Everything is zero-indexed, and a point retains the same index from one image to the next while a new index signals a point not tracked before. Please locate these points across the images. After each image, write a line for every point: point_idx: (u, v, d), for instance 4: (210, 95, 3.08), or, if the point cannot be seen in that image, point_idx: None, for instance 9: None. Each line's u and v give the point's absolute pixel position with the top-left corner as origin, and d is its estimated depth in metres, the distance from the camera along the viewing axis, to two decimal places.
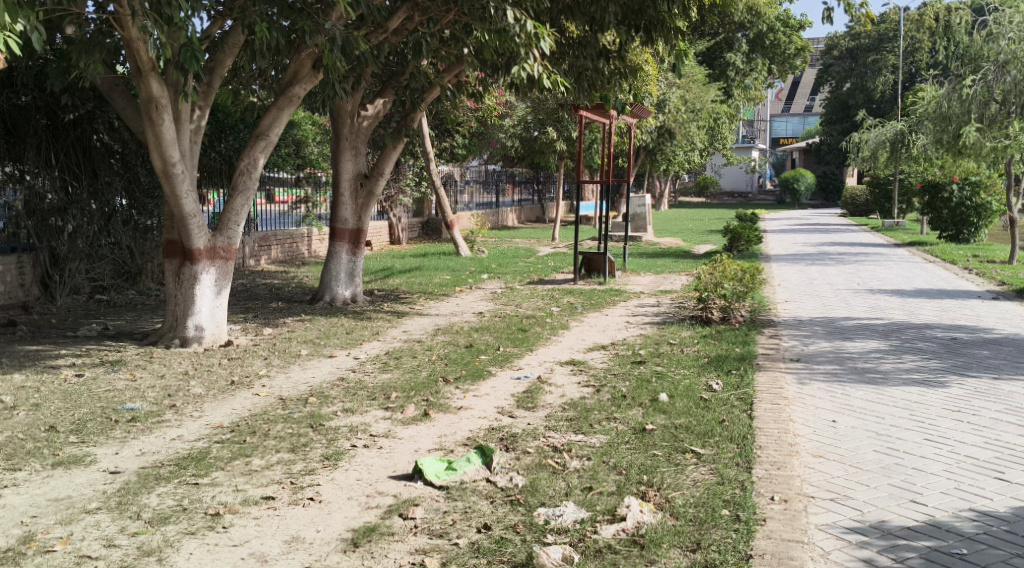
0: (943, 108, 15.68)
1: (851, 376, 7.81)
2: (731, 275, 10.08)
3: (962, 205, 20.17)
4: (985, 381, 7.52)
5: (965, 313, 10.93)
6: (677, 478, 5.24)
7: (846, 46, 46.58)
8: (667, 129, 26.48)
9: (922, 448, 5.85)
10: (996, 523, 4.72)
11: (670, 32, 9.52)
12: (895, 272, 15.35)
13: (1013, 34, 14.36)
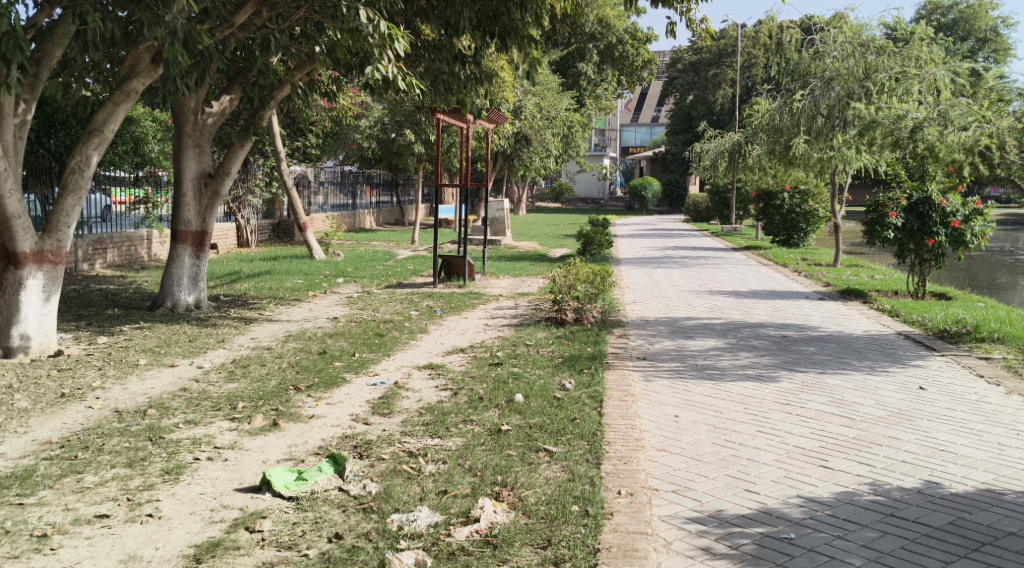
0: (777, 121, 16.77)
1: (692, 373, 8.19)
2: (584, 278, 10.26)
3: (792, 212, 21.47)
4: (812, 376, 8.05)
5: (796, 312, 11.64)
6: (530, 477, 5.32)
7: (689, 60, 48.67)
8: (523, 135, 26.88)
9: (756, 440, 6.19)
10: (820, 508, 5.06)
11: (524, 40, 9.56)
12: (734, 274, 16.18)
13: (836, 53, 15.50)
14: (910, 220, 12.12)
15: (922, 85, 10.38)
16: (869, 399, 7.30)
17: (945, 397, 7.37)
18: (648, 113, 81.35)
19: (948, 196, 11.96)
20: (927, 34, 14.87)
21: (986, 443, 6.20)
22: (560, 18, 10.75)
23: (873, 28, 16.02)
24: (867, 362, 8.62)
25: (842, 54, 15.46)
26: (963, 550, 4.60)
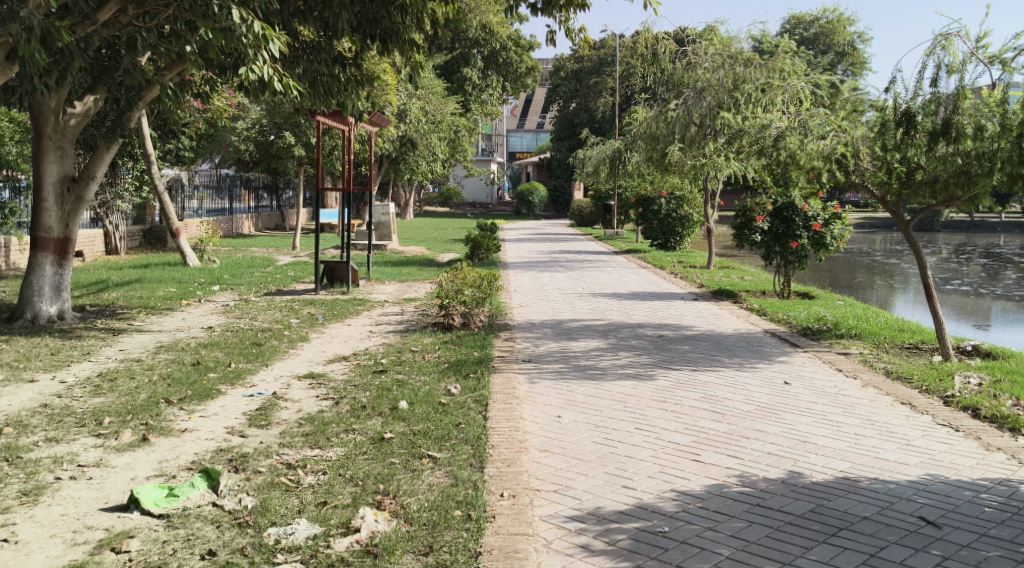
0: (652, 129, 17.26)
1: (574, 373, 8.34)
2: (470, 282, 10.31)
3: (669, 216, 22.19)
4: (688, 373, 8.33)
5: (673, 313, 12.03)
6: (413, 483, 5.31)
7: (571, 68, 49.55)
8: (408, 139, 26.78)
9: (634, 437, 6.36)
10: (692, 501, 5.25)
11: (405, 43, 9.52)
12: (615, 277, 16.60)
13: (708, 64, 16.22)
14: (775, 224, 12.73)
15: (786, 97, 10.88)
16: (738, 394, 7.61)
17: (808, 390, 7.76)
18: (532, 119, 82.15)
19: (810, 201, 12.62)
20: (789, 48, 15.66)
21: (845, 433, 6.57)
22: (440, 25, 10.79)
23: (741, 41, 16.76)
24: (738, 359, 8.99)
25: (713, 65, 16.21)
26: (823, 536, 4.86)
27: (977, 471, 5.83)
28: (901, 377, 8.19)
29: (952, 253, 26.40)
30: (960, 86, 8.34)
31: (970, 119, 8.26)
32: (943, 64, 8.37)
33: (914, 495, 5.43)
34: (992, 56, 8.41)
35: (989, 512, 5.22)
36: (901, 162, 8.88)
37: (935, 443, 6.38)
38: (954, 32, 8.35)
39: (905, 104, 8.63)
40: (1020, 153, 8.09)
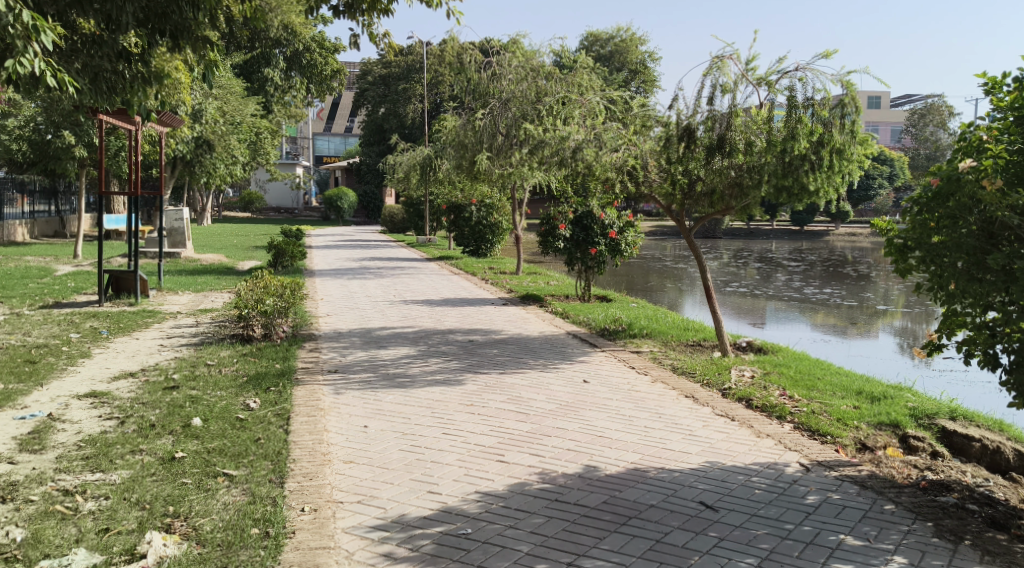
0: (460, 137, 17.43)
1: (381, 382, 8.28)
2: (272, 292, 9.97)
3: (479, 223, 22.50)
4: (494, 377, 8.48)
5: (481, 318, 12.21)
6: (206, 503, 5.09)
7: (379, 73, 49.14)
8: (205, 141, 25.56)
9: (440, 443, 6.41)
10: (495, 501, 5.36)
11: (198, 41, 9.04)
12: (425, 283, 16.65)
13: (512, 76, 16.71)
14: (576, 232, 13.21)
15: (583, 110, 11.31)
16: (541, 394, 7.85)
17: (605, 388, 8.13)
18: (340, 122, 80.69)
19: (606, 210, 13.20)
20: (587, 63, 16.34)
21: (637, 427, 6.94)
22: (237, 26, 10.40)
23: (543, 55, 17.32)
24: (540, 361, 9.26)
25: (517, 77, 16.70)
26: (616, 526, 5.11)
27: (750, 456, 6.34)
28: (686, 372, 8.75)
29: (733, 258, 28.46)
30: (733, 104, 9.03)
31: (741, 136, 9.04)
32: (718, 83, 9.05)
33: (696, 482, 5.83)
34: (760, 78, 9.17)
35: (759, 494, 5.69)
36: (684, 174, 9.49)
37: (714, 432, 6.87)
38: (727, 54, 9.03)
39: (686, 120, 9.29)
40: (784, 166, 8.74)
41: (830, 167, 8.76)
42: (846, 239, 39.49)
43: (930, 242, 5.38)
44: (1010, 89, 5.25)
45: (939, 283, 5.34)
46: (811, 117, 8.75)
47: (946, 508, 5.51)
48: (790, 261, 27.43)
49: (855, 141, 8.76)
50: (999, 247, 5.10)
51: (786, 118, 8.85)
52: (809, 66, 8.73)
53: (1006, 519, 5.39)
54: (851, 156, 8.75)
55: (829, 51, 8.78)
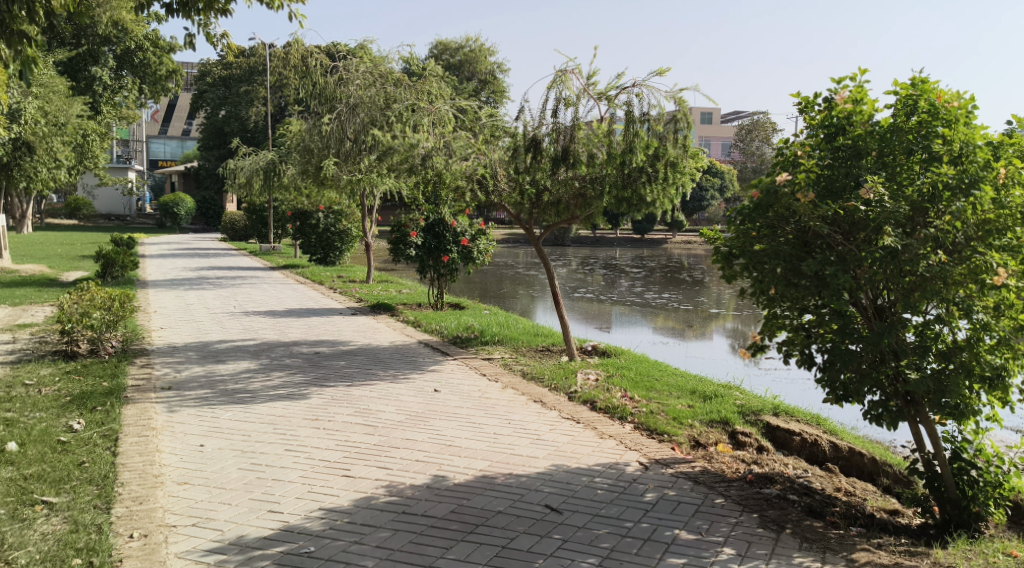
0: (306, 142, 17.03)
1: (220, 398, 7.96)
2: (99, 305, 9.39)
3: (327, 231, 22.08)
4: (340, 389, 8.33)
5: (328, 328, 11.96)
6: (22, 535, 4.74)
7: (218, 74, 47.33)
8: (23, 142, 23.76)
9: (282, 459, 6.23)
10: (339, 517, 5.26)
11: (14, 36, 8.27)
12: (269, 293, 16.17)
13: (359, 81, 16.41)
14: (428, 239, 13.18)
15: (432, 117, 11.30)
16: (389, 406, 7.77)
17: (454, 397, 8.14)
18: (176, 124, 77.10)
19: (458, 217, 13.20)
20: (436, 71, 16.37)
21: (485, 434, 6.99)
22: (58, 21, 9.70)
23: (392, 61, 17.19)
24: (390, 371, 9.17)
25: (365, 83, 16.40)
26: (462, 534, 5.13)
27: (593, 457, 6.52)
28: (535, 378, 8.90)
29: (580, 264, 29.15)
30: (575, 117, 9.25)
31: (584, 148, 9.28)
32: (560, 97, 9.27)
33: (541, 485, 5.94)
34: (601, 92, 9.46)
35: (601, 494, 5.85)
36: (532, 184, 9.68)
37: (560, 435, 7.02)
38: (570, 69, 9.27)
39: (532, 130, 9.42)
40: (623, 179, 9.15)
41: (665, 179, 9.17)
42: (683, 246, 41.25)
43: (752, 250, 5.66)
44: (821, 108, 5.65)
45: (760, 288, 5.68)
46: (647, 131, 9.06)
47: (770, 499, 5.86)
48: (632, 268, 28.39)
49: (688, 155, 9.17)
50: (813, 254, 5.48)
51: (624, 131, 9.13)
52: (645, 82, 9.08)
53: (822, 507, 5.80)
54: (684, 169, 9.18)
55: (663, 68, 9.15)
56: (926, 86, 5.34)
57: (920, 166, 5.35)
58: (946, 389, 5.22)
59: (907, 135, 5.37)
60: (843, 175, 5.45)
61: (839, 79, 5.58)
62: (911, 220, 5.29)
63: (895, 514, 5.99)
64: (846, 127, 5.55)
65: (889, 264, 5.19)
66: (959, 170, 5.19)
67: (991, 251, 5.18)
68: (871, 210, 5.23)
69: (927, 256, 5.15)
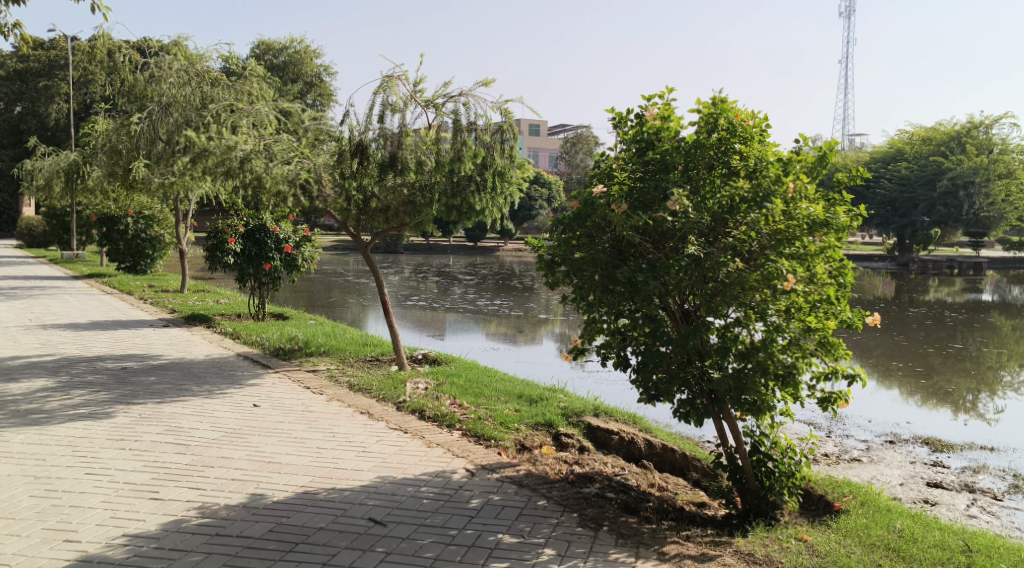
0: (112, 141, 16.07)
1: (10, 420, 7.33)
2: None
3: (137, 237, 20.79)
4: (149, 407, 7.87)
5: (137, 342, 11.29)
6: None
7: (14, 68, 43.67)
8: None
9: (82, 484, 5.82)
10: (145, 543, 5.02)
11: None
12: (71, 305, 15.08)
13: (173, 79, 15.54)
14: (248, 246, 12.62)
15: (252, 120, 10.94)
16: (204, 423, 7.42)
17: (276, 411, 7.88)
18: None
19: (281, 224, 12.86)
20: (257, 71, 15.83)
21: (307, 449, 6.81)
22: None
23: (210, 60, 16.50)
24: (206, 387, 8.75)
25: (178, 81, 15.54)
26: (280, 554, 5.01)
27: (419, 467, 6.50)
28: (362, 389, 8.74)
29: (413, 272, 28.93)
30: (402, 124, 9.22)
31: (412, 155, 9.30)
32: (387, 103, 9.19)
33: (365, 498, 5.86)
34: (428, 100, 9.48)
35: (427, 503, 5.85)
36: (358, 190, 9.52)
37: (386, 446, 6.95)
38: (396, 75, 9.22)
39: (358, 136, 9.31)
40: (452, 187, 9.26)
41: (493, 188, 9.33)
42: (513, 254, 41.92)
43: (573, 258, 5.84)
44: (633, 124, 5.91)
45: (580, 294, 5.89)
46: (475, 140, 9.11)
47: (589, 498, 6.05)
48: (462, 276, 28.52)
49: (514, 165, 9.37)
50: (627, 262, 5.78)
51: (452, 140, 9.15)
52: (471, 92, 9.17)
53: (637, 503, 6.07)
54: (511, 179, 9.35)
55: (488, 80, 9.28)
56: (725, 105, 5.67)
57: (720, 180, 5.72)
58: (744, 387, 5.60)
59: (709, 151, 5.71)
60: (653, 188, 5.73)
61: (648, 97, 5.87)
62: (713, 230, 5.66)
63: (703, 506, 6.35)
64: (655, 142, 5.82)
65: (693, 271, 5.49)
66: (753, 184, 5.60)
67: (782, 259, 5.55)
68: (676, 221, 5.53)
69: (727, 263, 5.52)
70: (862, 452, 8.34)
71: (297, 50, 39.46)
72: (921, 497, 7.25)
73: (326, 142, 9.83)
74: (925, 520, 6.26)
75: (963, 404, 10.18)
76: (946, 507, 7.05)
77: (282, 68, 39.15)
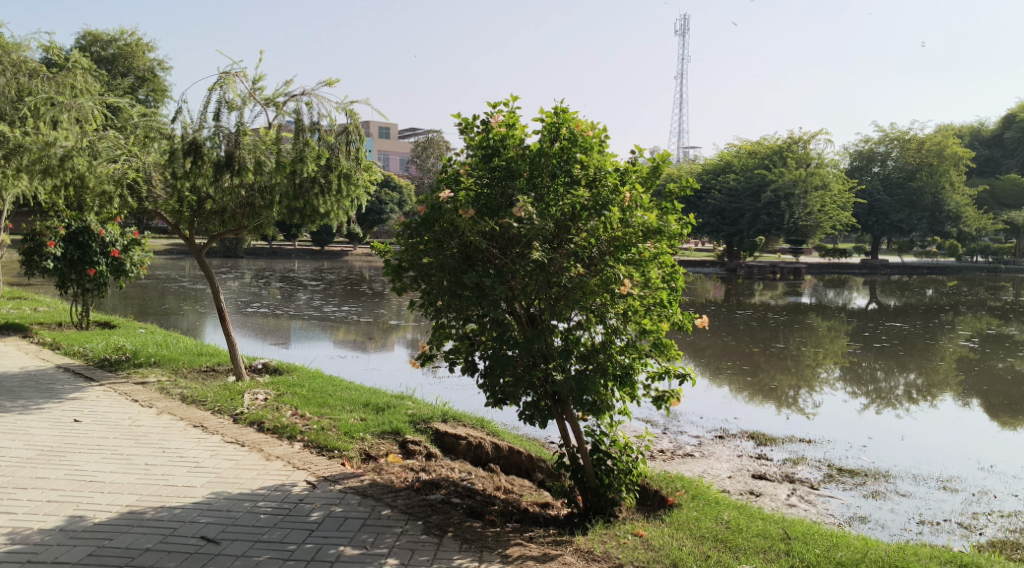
0: None
1: None
2: None
3: None
4: None
5: None
6: None
7: None
8: None
9: None
10: None
11: None
12: None
13: None
14: (69, 249, 11.81)
15: (73, 115, 10.22)
16: (18, 441, 6.88)
17: (99, 427, 7.40)
18: None
19: (106, 226, 12.13)
20: (81, 64, 14.83)
21: (135, 466, 6.45)
22: None
23: (27, 49, 15.40)
24: (20, 402, 8.11)
25: None
26: None
27: (257, 481, 6.26)
28: (196, 401, 8.33)
29: (254, 278, 27.92)
30: (239, 122, 8.86)
31: (250, 155, 8.78)
32: (224, 100, 8.84)
33: (197, 516, 5.62)
34: (267, 98, 9.18)
35: (264, 518, 5.66)
36: (191, 192, 9.16)
37: (222, 461, 6.66)
38: (234, 72, 8.88)
39: (192, 134, 8.74)
40: (294, 189, 8.94)
41: (339, 191, 9.12)
42: (361, 259, 41.27)
43: (421, 263, 5.81)
44: (480, 130, 5.94)
45: (428, 299, 5.87)
46: (318, 141, 8.92)
47: (434, 505, 6.01)
48: (307, 280, 27.82)
49: (360, 167, 9.23)
50: (474, 267, 5.80)
51: (293, 140, 8.91)
52: (314, 92, 8.96)
53: (482, 507, 6.09)
54: (358, 182, 9.20)
55: (331, 79, 9.10)
56: (566, 115, 5.77)
57: (563, 189, 5.80)
58: (585, 387, 5.74)
59: (552, 159, 5.78)
60: (500, 195, 5.79)
61: (494, 104, 5.92)
62: (557, 236, 5.76)
63: (546, 506, 6.45)
64: (501, 149, 5.86)
65: (538, 276, 5.58)
66: (593, 193, 5.75)
67: (619, 264, 5.76)
68: (521, 227, 5.59)
69: (569, 268, 5.65)
70: (694, 448, 8.73)
71: (127, 42, 36.07)
72: (747, 488, 7.66)
73: (156, 141, 9.29)
74: (749, 510, 6.61)
75: (785, 399, 10.85)
76: (769, 497, 7.49)
77: (110, 61, 36.22)
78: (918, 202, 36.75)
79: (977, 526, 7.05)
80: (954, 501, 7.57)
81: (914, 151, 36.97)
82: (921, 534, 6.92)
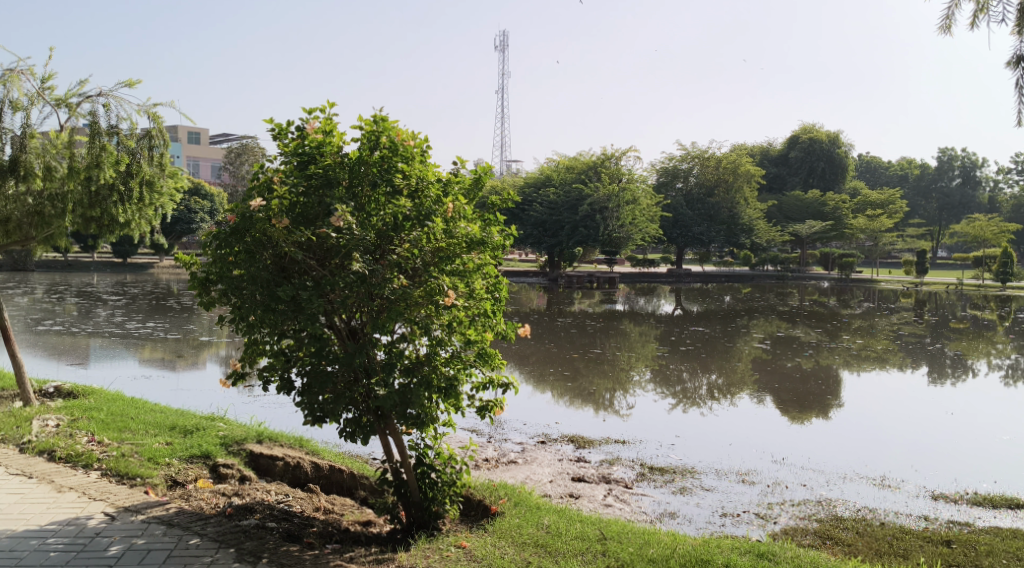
0: None
1: None
2: None
3: None
4: None
5: None
6: None
7: None
8: None
9: None
10: None
11: None
12: None
13: None
14: None
15: None
16: None
17: None
18: None
19: None
20: None
21: None
22: None
23: None
24: None
25: None
26: None
27: (46, 515, 5.75)
28: None
29: (44, 294, 25.62)
30: (26, 124, 8.12)
31: (38, 159, 8.18)
32: (8, 99, 8.09)
33: None
34: (59, 99, 8.48)
35: (54, 557, 5.26)
36: None
37: (5, 495, 6.06)
38: (20, 68, 8.13)
39: None
40: (89, 197, 8.24)
41: (141, 200, 8.45)
42: (169, 271, 39.00)
43: (230, 275, 5.56)
44: (294, 137, 5.72)
45: (239, 315, 5.60)
46: (117, 145, 8.31)
47: (247, 531, 5.71)
48: (108, 295, 25.93)
49: (164, 174, 8.60)
50: (290, 279, 5.58)
51: (89, 144, 8.23)
52: (112, 93, 8.32)
53: (300, 530, 5.87)
54: (161, 189, 8.56)
55: (132, 80, 8.47)
56: (386, 123, 5.65)
57: (384, 199, 5.67)
58: (409, 401, 5.63)
59: (371, 168, 5.64)
60: (316, 204, 5.61)
61: (310, 110, 5.73)
62: (378, 247, 5.63)
63: (368, 524, 6.26)
64: (317, 157, 5.66)
65: (359, 288, 5.46)
66: (415, 203, 5.68)
67: (443, 275, 5.70)
68: (340, 237, 5.46)
69: (392, 279, 5.55)
70: (518, 454, 8.82)
71: None
72: (566, 492, 7.82)
73: None
74: (568, 513, 6.72)
75: (602, 402, 11.19)
76: (587, 499, 7.68)
77: None
78: (716, 216, 39.10)
79: (771, 516, 7.52)
80: (752, 493, 8.04)
81: (713, 168, 39.39)
82: (723, 526, 7.30)
